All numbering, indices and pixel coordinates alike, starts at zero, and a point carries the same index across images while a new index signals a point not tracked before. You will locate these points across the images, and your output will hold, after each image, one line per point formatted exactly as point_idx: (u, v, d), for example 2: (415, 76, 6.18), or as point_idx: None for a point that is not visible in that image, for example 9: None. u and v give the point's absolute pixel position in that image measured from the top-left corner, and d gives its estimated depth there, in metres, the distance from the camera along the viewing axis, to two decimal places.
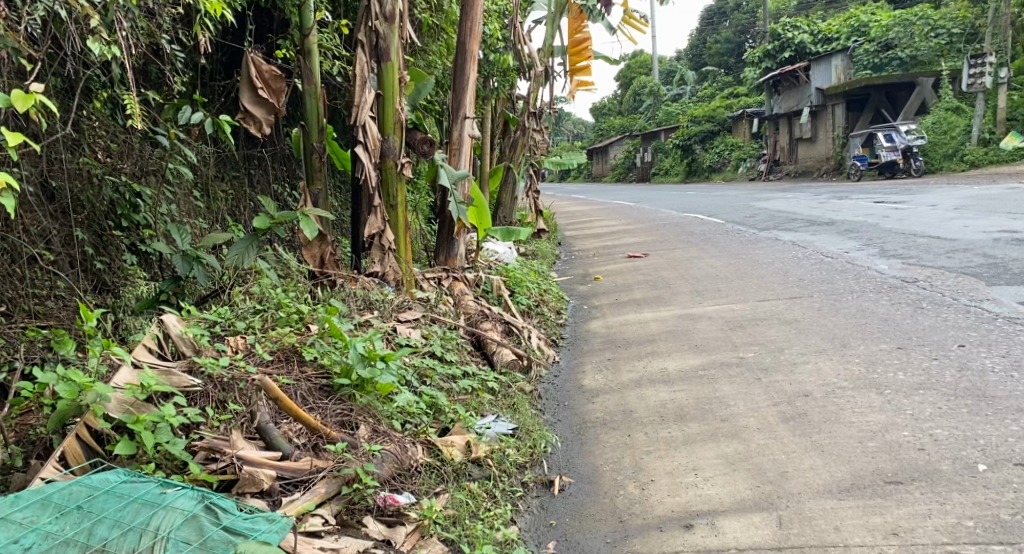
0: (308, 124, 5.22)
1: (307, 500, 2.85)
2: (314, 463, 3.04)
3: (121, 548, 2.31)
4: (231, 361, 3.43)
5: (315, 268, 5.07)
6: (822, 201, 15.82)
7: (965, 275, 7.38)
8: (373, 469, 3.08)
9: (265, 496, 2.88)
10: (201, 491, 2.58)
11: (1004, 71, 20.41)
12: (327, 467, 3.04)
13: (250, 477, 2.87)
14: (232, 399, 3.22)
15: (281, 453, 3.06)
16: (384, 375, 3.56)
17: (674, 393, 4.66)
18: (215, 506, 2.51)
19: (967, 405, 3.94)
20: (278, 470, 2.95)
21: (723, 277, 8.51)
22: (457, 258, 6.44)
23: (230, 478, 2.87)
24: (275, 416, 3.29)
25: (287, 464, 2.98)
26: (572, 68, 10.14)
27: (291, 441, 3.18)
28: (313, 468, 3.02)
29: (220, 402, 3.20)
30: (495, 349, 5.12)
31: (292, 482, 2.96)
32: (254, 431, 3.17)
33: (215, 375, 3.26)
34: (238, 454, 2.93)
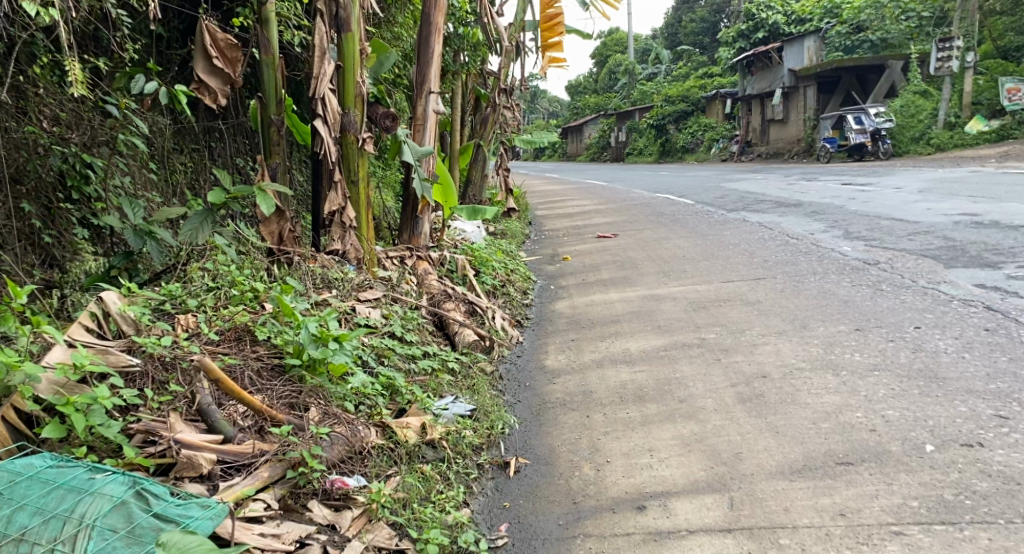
0: (265, 96, 5.13)
1: (246, 485, 2.81)
2: (256, 446, 2.99)
3: (42, 537, 2.32)
4: (175, 341, 3.40)
5: (272, 245, 4.99)
6: (791, 183, 15.95)
7: (925, 257, 7.49)
8: (319, 452, 3.04)
9: (205, 481, 2.83)
10: (132, 476, 2.57)
11: (971, 55, 20.65)
12: (270, 451, 2.99)
13: (188, 461, 2.80)
14: (173, 380, 3.19)
15: (223, 436, 3.01)
16: (337, 355, 3.53)
17: (635, 373, 4.69)
18: (146, 492, 2.52)
19: (919, 387, 4.01)
20: (219, 454, 2.91)
21: (689, 257, 8.56)
22: (421, 237, 6.37)
23: (167, 462, 2.82)
24: (219, 400, 3.23)
25: (228, 447, 2.94)
26: (544, 44, 10.07)
27: (235, 424, 3.13)
28: (255, 451, 2.97)
29: (160, 383, 3.16)
30: (458, 330, 5.07)
31: (234, 466, 2.92)
32: (195, 414, 3.10)
33: (157, 355, 3.22)
34: (176, 437, 2.88)
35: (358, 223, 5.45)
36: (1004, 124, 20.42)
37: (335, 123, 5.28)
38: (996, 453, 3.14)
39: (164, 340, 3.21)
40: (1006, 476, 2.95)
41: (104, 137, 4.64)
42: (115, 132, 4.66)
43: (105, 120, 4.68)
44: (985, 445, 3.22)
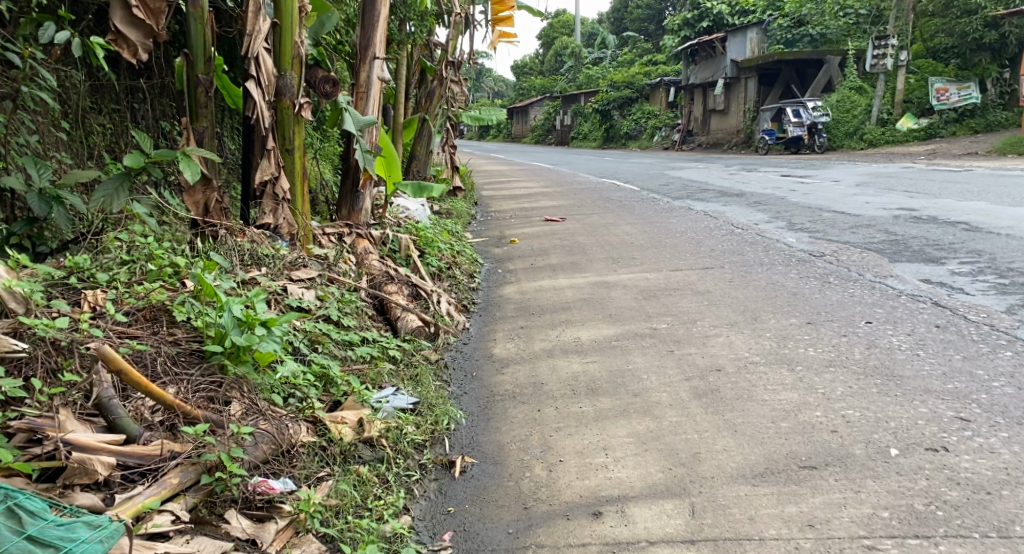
0: (192, 52, 4.73)
1: (150, 496, 2.47)
2: (165, 447, 2.66)
3: None
4: (74, 324, 3.04)
5: (198, 217, 4.66)
6: (732, 172, 15.99)
7: (869, 250, 7.47)
8: (240, 455, 2.73)
9: (101, 488, 2.51)
10: (5, 487, 2.23)
11: (904, 53, 21.08)
12: (183, 453, 2.67)
13: (80, 467, 2.46)
14: (68, 366, 2.84)
15: (126, 436, 2.67)
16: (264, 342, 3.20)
17: (587, 364, 4.48)
18: (21, 507, 2.19)
19: (877, 385, 3.88)
20: (119, 457, 2.57)
21: (637, 244, 8.41)
22: (361, 213, 6.00)
23: (55, 466, 2.47)
24: (122, 390, 2.86)
25: (131, 449, 2.60)
26: (493, 18, 9.75)
27: (141, 421, 2.79)
28: (163, 453, 2.64)
29: (51, 373, 2.79)
30: (400, 315, 4.75)
31: (138, 471, 2.59)
32: (93, 409, 2.75)
33: (51, 340, 2.84)
34: (65, 437, 2.49)
35: (292, 196, 5.09)
36: (933, 122, 20.93)
37: (269, 86, 4.89)
38: (962, 459, 3.01)
39: (58, 323, 2.83)
40: (974, 485, 2.82)
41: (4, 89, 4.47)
42: (19, 83, 4.54)
43: (8, 71, 4.52)
44: (950, 450, 3.09)
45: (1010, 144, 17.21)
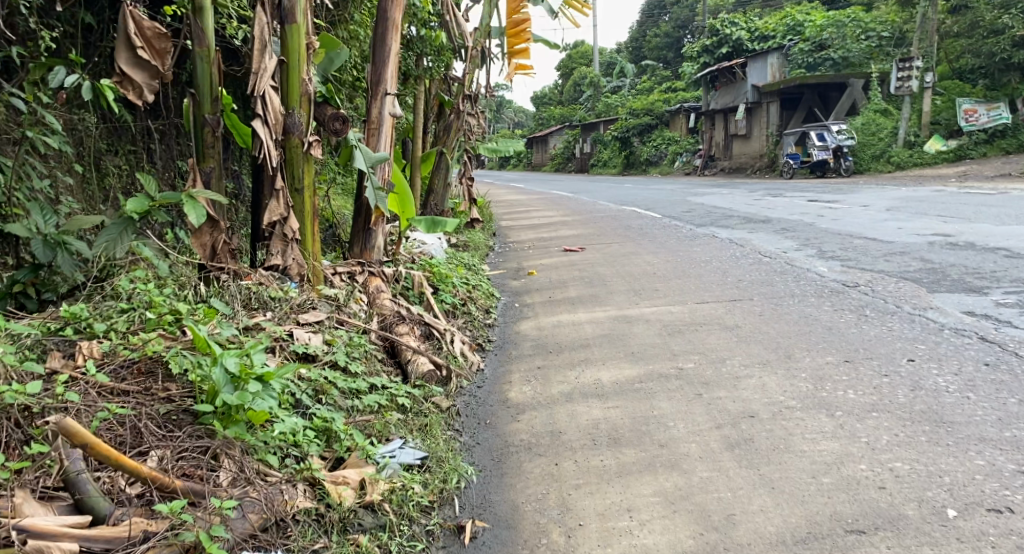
0: (199, 92, 4.57)
1: None
2: (135, 527, 2.45)
3: None
4: (53, 389, 2.88)
5: (205, 260, 4.49)
6: (756, 198, 15.67)
7: (906, 280, 7.14)
8: (221, 534, 2.51)
9: None
10: None
11: (930, 75, 20.74)
12: (156, 533, 2.46)
13: None
14: (38, 436, 2.68)
15: (94, 516, 2.47)
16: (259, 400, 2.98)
17: (608, 410, 4.21)
18: None
19: (926, 432, 3.58)
20: (82, 541, 2.35)
21: (660, 275, 8.14)
22: (374, 251, 5.79)
23: None
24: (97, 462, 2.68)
25: (96, 532, 2.39)
26: (510, 50, 9.62)
27: (113, 496, 2.59)
28: (132, 535, 2.42)
29: (18, 447, 2.63)
30: (411, 358, 4.50)
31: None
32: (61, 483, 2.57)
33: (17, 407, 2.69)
34: (19, 524, 2.31)
35: (302, 235, 4.88)
36: (962, 143, 20.51)
37: (276, 124, 4.70)
38: None
39: (28, 389, 2.71)
40: None
41: (12, 135, 4.43)
42: (26, 128, 4.47)
43: (17, 117, 4.48)
44: (1015, 512, 2.85)
45: None
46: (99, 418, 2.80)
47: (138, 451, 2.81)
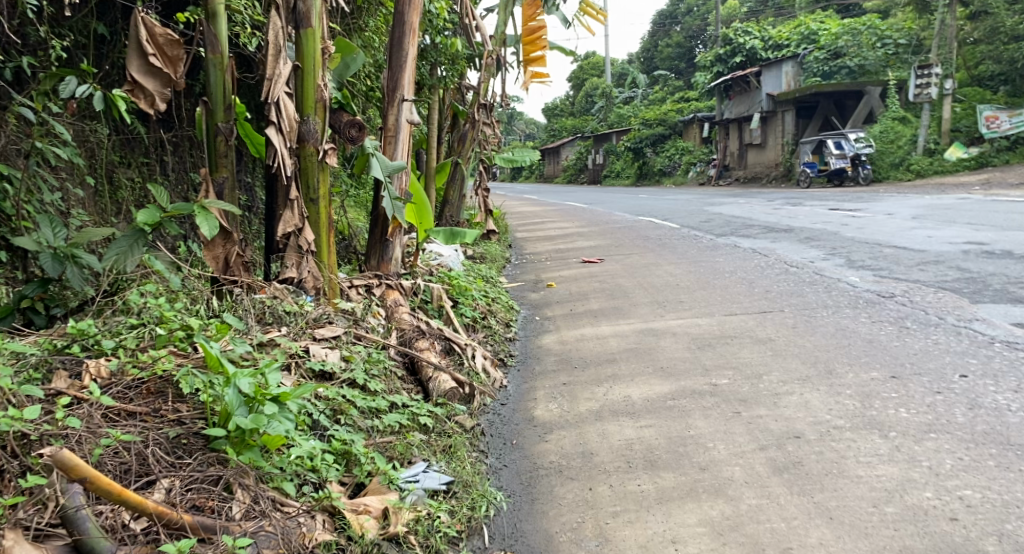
0: (211, 99, 4.36)
1: None
2: None
3: None
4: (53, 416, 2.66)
5: (217, 272, 4.28)
6: (775, 207, 15.36)
7: (944, 290, 6.84)
8: None
9: None
10: None
11: (950, 82, 20.33)
12: None
13: None
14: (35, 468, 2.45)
15: None
16: (273, 423, 2.74)
17: (642, 430, 3.94)
18: None
19: (994, 456, 3.31)
20: None
21: (684, 286, 7.88)
22: (391, 263, 5.56)
23: None
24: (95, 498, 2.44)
25: None
26: (526, 58, 9.43)
27: (114, 534, 2.35)
28: None
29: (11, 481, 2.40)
30: (433, 375, 4.23)
31: None
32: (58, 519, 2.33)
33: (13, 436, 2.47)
34: None
35: (317, 247, 4.65)
36: (984, 150, 20.11)
37: (291, 132, 4.47)
38: None
39: (24, 415, 2.50)
40: None
41: (22, 146, 4.25)
42: (35, 139, 4.30)
43: (25, 127, 4.31)
44: None
45: None
46: (101, 448, 2.57)
47: (146, 481, 2.58)
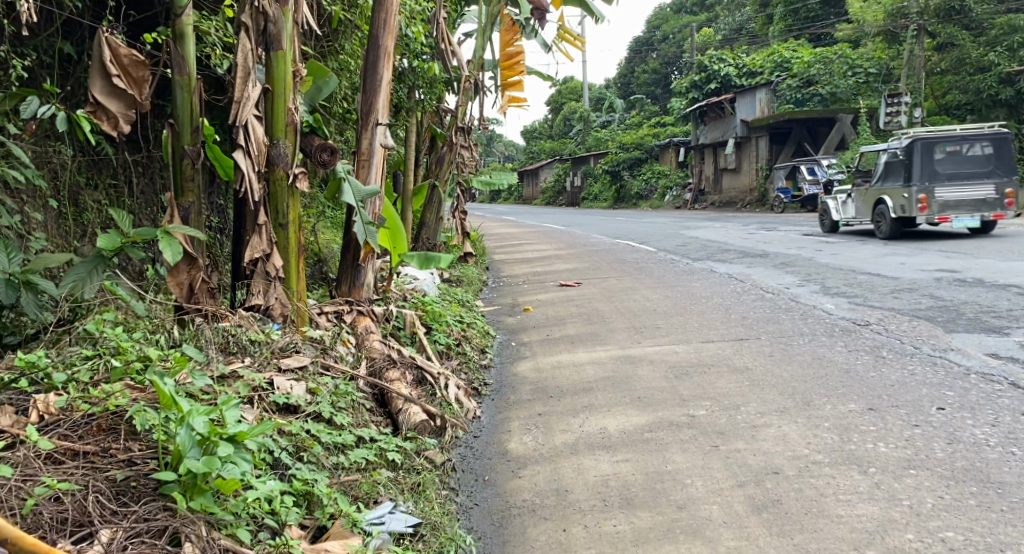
0: (178, 122, 4.22)
1: None
2: None
3: None
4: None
5: (181, 300, 4.12)
6: (750, 232, 15.40)
7: (919, 318, 6.84)
8: None
9: None
10: None
11: (919, 111, 20.59)
12: None
13: None
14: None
15: None
16: (228, 466, 2.59)
17: (618, 465, 3.84)
18: None
19: (974, 494, 3.26)
20: None
21: (661, 312, 7.81)
22: (363, 289, 5.41)
23: None
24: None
25: None
26: (503, 83, 9.43)
27: None
28: None
29: None
30: (402, 407, 4.09)
31: None
32: None
33: None
34: None
35: (285, 273, 4.51)
36: None
37: (260, 156, 4.34)
38: None
39: None
40: None
41: None
42: None
43: None
44: None
45: None
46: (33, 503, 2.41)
47: (84, 533, 2.42)
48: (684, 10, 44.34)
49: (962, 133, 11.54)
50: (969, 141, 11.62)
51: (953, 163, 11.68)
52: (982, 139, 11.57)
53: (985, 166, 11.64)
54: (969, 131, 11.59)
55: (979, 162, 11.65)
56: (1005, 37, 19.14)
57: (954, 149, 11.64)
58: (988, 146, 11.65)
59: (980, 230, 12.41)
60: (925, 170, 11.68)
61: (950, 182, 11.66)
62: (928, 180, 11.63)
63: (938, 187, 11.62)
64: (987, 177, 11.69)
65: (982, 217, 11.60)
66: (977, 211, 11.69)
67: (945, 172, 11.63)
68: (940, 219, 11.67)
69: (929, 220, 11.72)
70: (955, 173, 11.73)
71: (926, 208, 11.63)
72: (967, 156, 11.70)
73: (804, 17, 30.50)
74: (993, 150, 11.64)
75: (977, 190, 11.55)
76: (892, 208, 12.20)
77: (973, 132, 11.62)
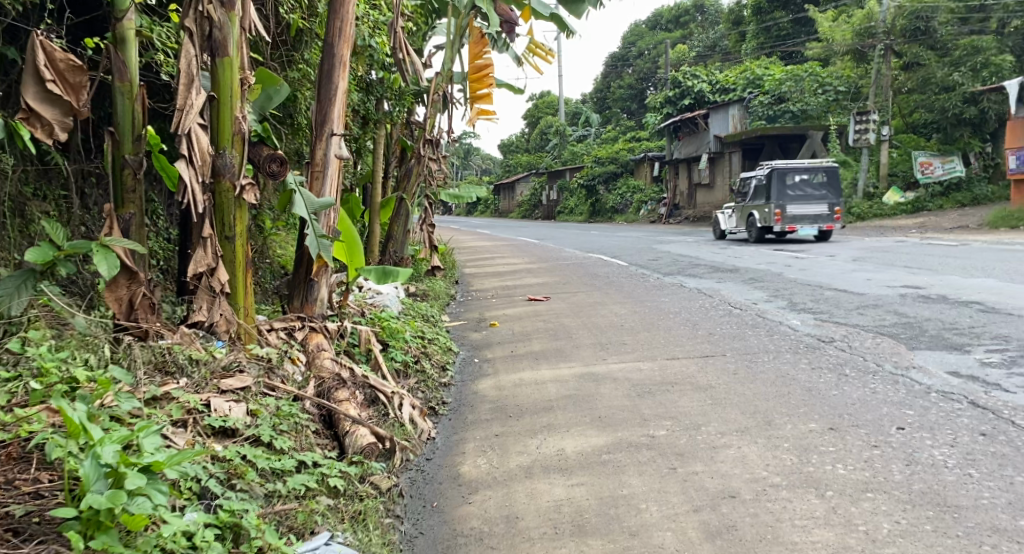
0: (118, 130, 4.06)
1: None
2: None
3: None
4: None
5: (119, 316, 3.96)
6: (721, 247, 15.40)
7: (882, 335, 6.82)
8: None
9: None
10: None
11: (887, 128, 20.81)
12: None
13: None
14: None
15: None
16: (136, 500, 2.43)
17: (572, 489, 3.73)
18: None
19: (931, 520, 3.19)
20: None
21: (628, 327, 7.73)
22: (316, 304, 5.25)
23: None
24: None
25: None
26: (472, 95, 9.33)
27: None
28: None
29: None
30: (349, 429, 3.95)
31: None
32: None
33: None
34: None
35: (231, 288, 4.35)
36: (920, 196, 20.63)
37: (204, 166, 4.20)
38: None
39: None
40: None
41: None
42: None
43: None
44: None
45: (1000, 218, 16.73)
46: None
47: None
48: (659, 26, 44.60)
49: (805, 165, 15.00)
50: (812, 172, 15.10)
51: (799, 187, 15.18)
52: (821, 170, 15.03)
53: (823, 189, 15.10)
54: (812, 164, 15.05)
55: (818, 188, 15.15)
56: (969, 57, 19.65)
57: (802, 176, 15.03)
58: (825, 176, 15.12)
59: (822, 236, 15.71)
60: (779, 192, 15.09)
61: (795, 202, 15.19)
62: (781, 199, 14.99)
63: (787, 205, 15.07)
64: (825, 198, 15.20)
65: (819, 229, 15.09)
66: (816, 224, 15.16)
67: (793, 194, 15.07)
68: (789, 228, 15.05)
69: (781, 229, 15.13)
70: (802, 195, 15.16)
71: (778, 220, 15.06)
72: (810, 182, 15.12)
73: (776, 36, 30.85)
74: (829, 178, 15.15)
75: (814, 208, 15.03)
76: (760, 219, 15.47)
77: (814, 164, 15.05)
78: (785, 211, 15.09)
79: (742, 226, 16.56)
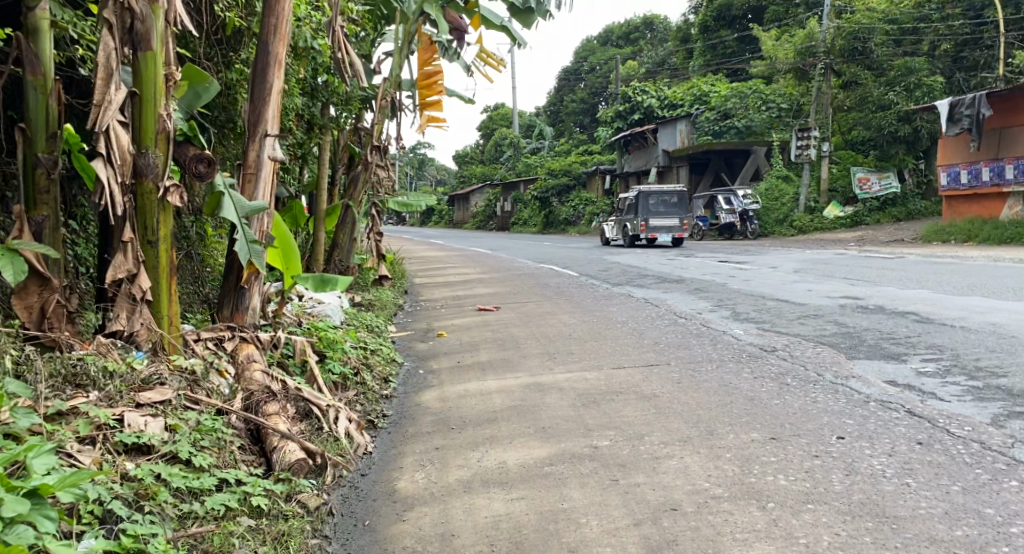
0: (30, 126, 3.83)
1: None
2: None
3: None
4: None
5: (30, 324, 3.73)
6: (670, 258, 15.50)
7: (823, 344, 6.88)
8: None
9: None
10: None
11: (827, 144, 21.31)
12: None
13: None
14: None
15: None
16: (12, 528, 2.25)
17: (512, 504, 3.60)
18: None
19: (870, 531, 3.16)
20: None
21: (575, 337, 7.66)
22: (246, 313, 5.06)
23: None
24: None
25: None
26: (421, 102, 9.15)
27: None
28: None
29: None
30: (277, 445, 3.78)
31: None
32: None
33: None
34: None
35: (154, 296, 4.14)
36: (858, 210, 21.09)
37: (124, 165, 3.99)
38: None
39: None
40: None
41: None
42: None
43: None
44: None
45: (934, 231, 17.15)
46: None
47: None
48: (609, 41, 44.96)
49: (664, 189, 18.28)
50: (668, 193, 18.32)
51: (660, 205, 18.34)
52: (676, 192, 18.24)
53: (677, 207, 18.37)
54: (669, 188, 18.24)
55: (673, 206, 18.36)
56: (903, 78, 20.15)
57: (661, 196, 18.30)
58: (679, 198, 18.35)
59: (678, 241, 18.66)
60: (644, 209, 18.29)
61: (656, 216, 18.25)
62: (645, 213, 18.24)
63: (650, 218, 18.20)
64: (678, 215, 18.36)
65: (675, 239, 18.12)
66: (672, 234, 18.31)
67: (653, 210, 18.23)
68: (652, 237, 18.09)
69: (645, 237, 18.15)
70: (662, 210, 18.41)
71: (642, 230, 18.18)
72: (669, 202, 18.33)
73: (722, 53, 31.46)
74: (682, 199, 18.45)
75: (671, 220, 18.18)
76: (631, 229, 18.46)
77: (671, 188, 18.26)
78: (648, 224, 18.17)
79: (620, 234, 19.43)
